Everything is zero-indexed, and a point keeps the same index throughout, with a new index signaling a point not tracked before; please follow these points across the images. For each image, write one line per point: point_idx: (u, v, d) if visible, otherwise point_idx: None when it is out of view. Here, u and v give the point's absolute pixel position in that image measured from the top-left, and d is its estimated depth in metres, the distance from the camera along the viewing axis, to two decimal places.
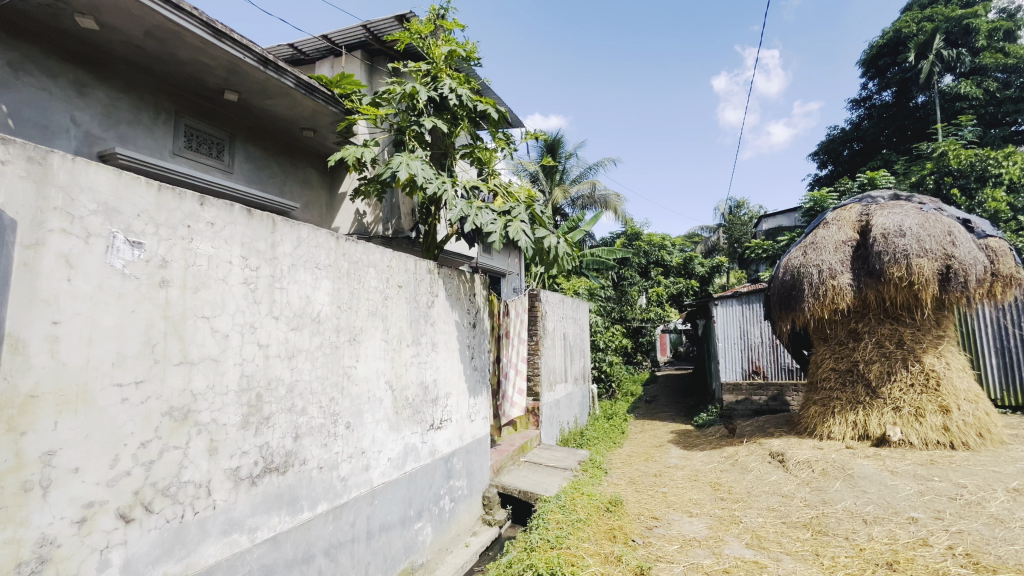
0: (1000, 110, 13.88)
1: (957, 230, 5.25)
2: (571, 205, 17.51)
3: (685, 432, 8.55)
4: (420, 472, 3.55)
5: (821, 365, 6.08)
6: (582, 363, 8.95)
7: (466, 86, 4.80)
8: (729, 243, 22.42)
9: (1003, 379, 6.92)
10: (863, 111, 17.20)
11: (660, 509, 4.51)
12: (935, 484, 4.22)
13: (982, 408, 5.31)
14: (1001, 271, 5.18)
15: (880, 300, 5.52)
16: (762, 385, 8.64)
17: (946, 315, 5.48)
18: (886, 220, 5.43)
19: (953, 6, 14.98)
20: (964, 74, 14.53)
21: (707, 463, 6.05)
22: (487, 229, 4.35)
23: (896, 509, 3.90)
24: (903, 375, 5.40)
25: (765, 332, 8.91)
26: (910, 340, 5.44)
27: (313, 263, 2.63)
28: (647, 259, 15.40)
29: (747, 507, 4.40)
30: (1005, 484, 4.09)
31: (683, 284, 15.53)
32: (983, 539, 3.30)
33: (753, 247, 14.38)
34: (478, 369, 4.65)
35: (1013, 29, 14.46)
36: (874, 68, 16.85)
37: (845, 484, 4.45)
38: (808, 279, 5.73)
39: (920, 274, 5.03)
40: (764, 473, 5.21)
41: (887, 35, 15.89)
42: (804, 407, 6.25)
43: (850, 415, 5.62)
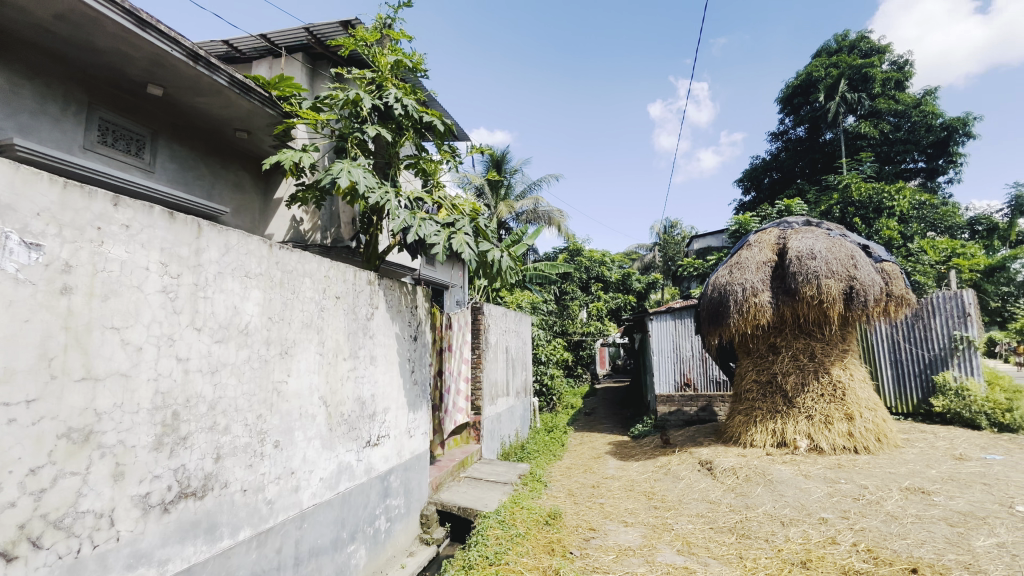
0: (892, 150, 15.72)
1: (859, 255, 5.83)
2: (515, 219, 17.75)
3: (622, 443, 8.81)
4: (354, 492, 3.39)
5: (745, 377, 6.51)
6: (524, 376, 9.01)
7: (412, 96, 4.77)
8: (664, 262, 23.59)
9: (896, 389, 7.71)
10: (781, 144, 18.83)
11: (597, 520, 4.59)
12: (842, 486, 4.61)
13: (881, 415, 5.87)
14: (895, 292, 5.77)
15: (795, 317, 6.01)
16: (692, 397, 9.11)
17: (850, 331, 6.06)
18: (800, 243, 5.93)
19: (854, 56, 16.82)
20: (864, 116, 16.22)
21: (642, 473, 6.26)
22: (430, 241, 4.30)
23: (809, 511, 4.21)
24: (815, 386, 5.90)
25: (695, 345, 9.43)
26: (820, 353, 5.95)
27: (242, 271, 2.48)
28: (588, 274, 16.19)
29: (679, 515, 4.58)
30: (899, 484, 4.53)
31: (622, 299, 16.14)
32: (882, 535, 3.64)
33: (686, 265, 15.24)
34: (419, 383, 4.55)
35: (902, 79, 16.43)
36: (789, 106, 18.49)
37: (766, 489, 4.74)
38: (733, 296, 6.12)
39: (828, 293, 5.55)
40: (694, 480, 5.46)
41: (801, 77, 17.58)
42: (730, 416, 6.65)
43: (770, 424, 6.04)
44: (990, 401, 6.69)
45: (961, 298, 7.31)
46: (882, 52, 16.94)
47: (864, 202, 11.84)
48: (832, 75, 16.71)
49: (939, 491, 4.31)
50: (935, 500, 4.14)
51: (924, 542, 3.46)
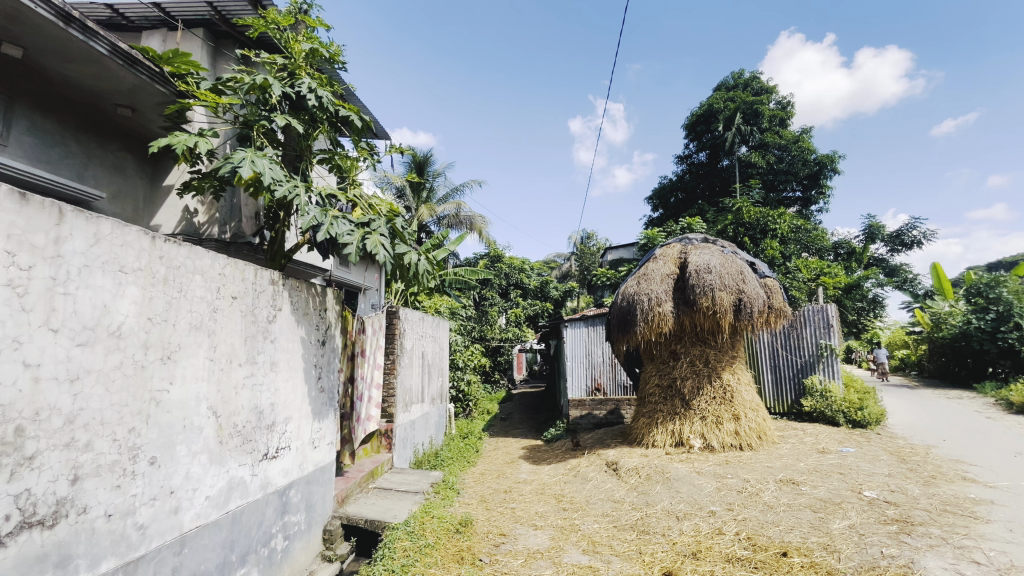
0: (776, 179, 17.77)
1: (746, 270, 6.47)
2: (436, 222, 17.53)
3: (536, 447, 8.99)
4: (247, 510, 3.10)
5: (649, 382, 6.94)
6: (441, 382, 8.88)
7: (328, 88, 4.54)
8: (580, 271, 24.57)
9: (775, 391, 8.65)
10: (685, 167, 20.49)
11: (507, 525, 4.62)
12: (729, 480, 5.06)
13: (762, 415, 6.53)
14: (775, 305, 6.48)
15: (693, 325, 6.53)
16: (602, 400, 9.54)
17: (739, 339, 6.70)
18: (698, 258, 6.46)
19: (748, 92, 18.74)
20: (754, 147, 18.10)
21: (552, 476, 6.42)
22: (342, 240, 4.10)
23: (700, 504, 4.58)
24: (708, 389, 6.44)
25: (606, 351, 9.91)
26: (713, 359, 6.51)
27: (116, 265, 2.18)
28: (508, 280, 16.44)
29: (585, 515, 4.75)
30: (775, 476, 5.08)
31: (540, 305, 16.55)
32: (760, 523, 4.04)
33: (600, 275, 15.99)
34: (326, 390, 4.29)
35: (785, 117, 18.63)
36: (693, 132, 20.20)
37: (664, 486, 5.08)
38: (640, 305, 6.51)
39: (720, 304, 6.10)
40: (601, 481, 5.70)
41: (703, 107, 19.28)
42: (635, 419, 7.05)
43: (669, 425, 6.49)
44: (846, 401, 7.75)
45: (826, 311, 8.40)
46: (770, 91, 19.07)
47: (753, 223, 13.23)
48: (729, 108, 18.48)
49: (806, 482, 4.88)
50: (802, 490, 4.69)
51: (793, 527, 3.90)
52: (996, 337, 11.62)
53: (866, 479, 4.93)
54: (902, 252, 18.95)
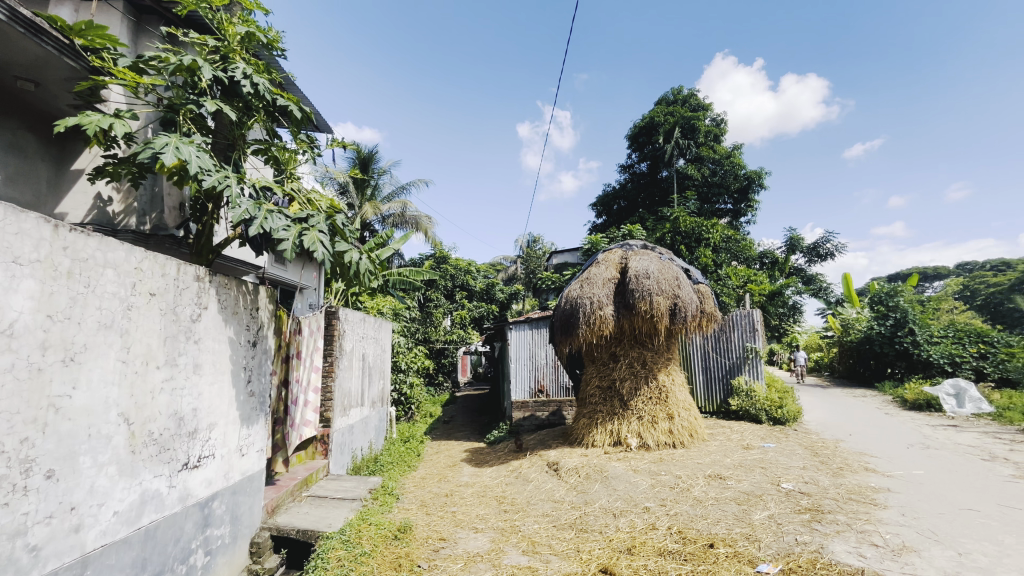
0: (710, 191, 18.84)
1: (682, 276, 6.80)
2: (381, 221, 17.09)
3: (478, 449, 8.97)
4: (162, 525, 2.86)
5: (590, 383, 7.12)
6: (382, 385, 8.65)
7: (265, 75, 4.30)
8: (526, 274, 24.84)
9: (705, 391, 9.15)
10: (628, 176, 21.27)
11: (447, 529, 4.56)
12: (662, 477, 5.29)
13: (694, 414, 6.88)
14: (707, 310, 6.84)
15: (632, 329, 6.76)
16: (545, 402, 9.68)
17: (674, 342, 7.02)
18: (638, 264, 6.71)
19: (686, 108, 19.75)
20: (691, 160, 19.08)
21: (494, 478, 6.43)
22: (278, 236, 3.88)
23: (635, 501, 4.74)
24: (645, 389, 6.70)
25: (549, 354, 10.07)
26: (650, 361, 6.78)
27: (8, 255, 1.94)
28: (453, 281, 16.33)
29: (526, 516, 4.79)
30: (704, 472, 5.36)
31: (485, 308, 16.55)
32: (690, 517, 4.24)
33: (545, 278, 16.25)
34: (256, 394, 4.05)
35: (720, 133, 19.80)
36: (635, 143, 21.00)
37: (602, 485, 5.22)
38: (583, 308, 6.66)
39: (657, 308, 6.37)
40: (541, 482, 5.77)
41: (644, 119, 20.10)
42: (576, 419, 7.21)
43: (609, 425, 6.69)
44: (768, 400, 8.32)
45: (752, 316, 8.98)
46: (706, 108, 20.19)
47: (688, 232, 13.96)
48: (669, 121, 19.37)
49: (732, 476, 5.20)
50: (728, 484, 4.99)
51: (719, 519, 4.13)
52: (893, 340, 12.94)
53: (784, 472, 5.32)
54: (818, 262, 20.67)
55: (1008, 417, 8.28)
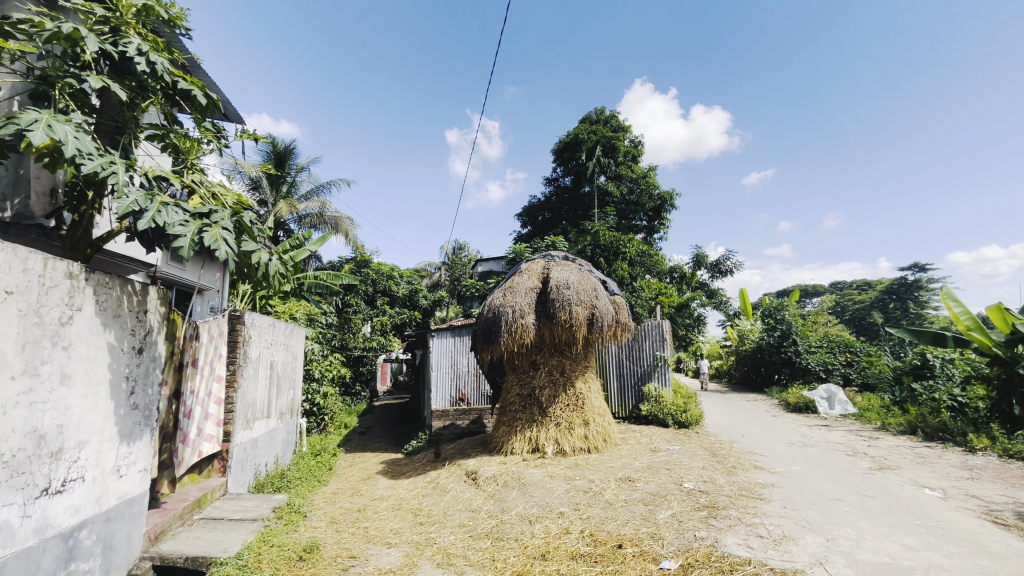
0: (628, 208, 19.94)
1: (599, 288, 7.09)
2: (297, 221, 16.12)
3: (395, 461, 8.71)
4: (12, 562, 2.45)
5: (510, 391, 7.20)
6: (292, 395, 8.11)
7: (165, 55, 3.91)
8: (451, 281, 24.62)
9: (619, 397, 9.63)
10: (552, 189, 21.94)
11: (358, 546, 4.35)
12: (577, 482, 5.45)
13: (608, 419, 7.18)
14: (622, 320, 7.15)
15: (552, 337, 6.93)
16: (465, 410, 9.63)
17: (591, 351, 7.29)
18: (559, 274, 6.92)
19: (608, 128, 20.81)
20: (611, 177, 20.10)
21: (411, 490, 6.26)
22: (173, 231, 3.51)
23: (551, 506, 4.84)
24: (563, 397, 6.90)
25: (471, 362, 10.03)
26: (568, 370, 7.00)
27: None
28: (374, 287, 15.79)
29: (443, 528, 4.71)
30: (616, 475, 5.61)
31: (407, 314, 15.79)
32: (601, 520, 4.41)
33: (470, 285, 16.22)
34: (141, 407, 3.61)
35: (637, 154, 21.08)
36: (560, 158, 21.73)
37: (519, 492, 5.27)
38: (505, 316, 6.72)
39: (576, 318, 6.58)
40: (459, 492, 5.71)
41: (569, 136, 20.89)
42: (495, 428, 7.24)
43: (527, 432, 6.80)
44: (674, 405, 8.92)
45: (662, 326, 9.62)
46: (625, 130, 21.43)
47: (607, 245, 14.66)
48: (592, 139, 20.28)
49: (640, 478, 5.49)
50: (637, 485, 5.26)
51: (627, 520, 4.32)
52: (779, 349, 14.45)
53: (686, 472, 5.71)
54: (719, 278, 22.60)
55: (867, 417, 9.57)
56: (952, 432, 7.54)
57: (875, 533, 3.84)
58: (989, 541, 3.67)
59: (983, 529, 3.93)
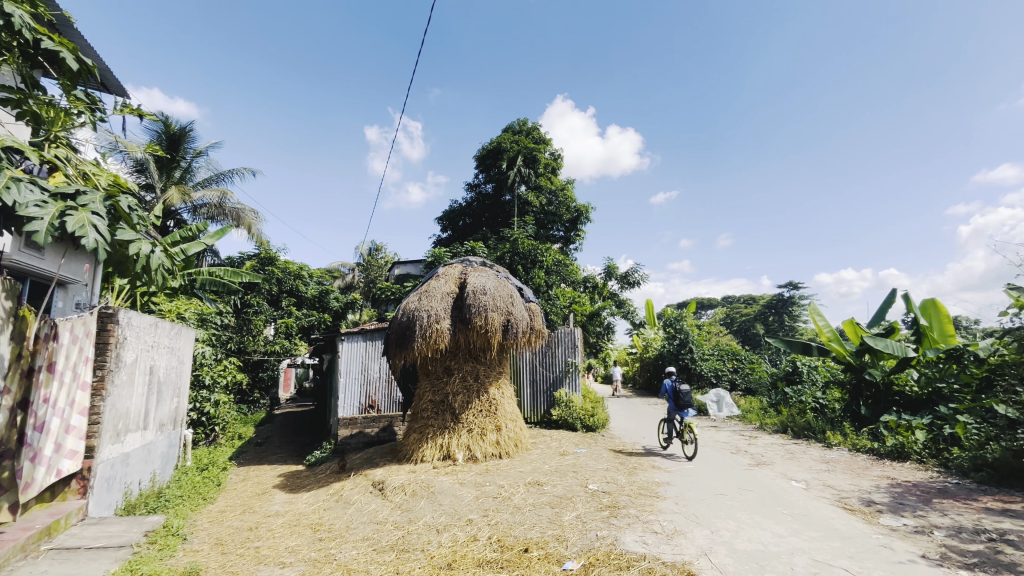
0: (547, 218, 20.53)
1: (516, 294, 7.17)
2: (191, 211, 14.57)
3: (294, 473, 8.15)
4: None
5: (422, 397, 7.05)
6: (175, 404, 7.27)
7: (25, 7, 3.34)
8: (365, 283, 23.68)
9: (531, 403, 9.84)
10: (474, 195, 21.99)
11: (247, 568, 3.99)
12: (486, 488, 5.45)
13: (520, 424, 7.27)
14: (537, 326, 7.25)
15: (466, 343, 6.89)
16: (374, 418, 9.26)
17: (505, 357, 7.36)
18: (476, 280, 6.91)
19: (529, 140, 21.32)
20: (531, 187, 20.57)
21: (310, 504, 5.87)
22: (25, 213, 3.00)
23: (459, 514, 4.79)
24: (475, 402, 6.89)
25: (383, 367, 9.67)
26: (482, 375, 7.00)
27: None
28: (279, 286, 14.71)
29: (344, 543, 4.46)
30: (524, 480, 5.70)
31: (316, 317, 15.02)
32: (508, 525, 4.44)
33: (386, 288, 15.71)
34: None
35: (557, 166, 21.81)
36: (483, 165, 21.87)
37: (428, 501, 5.15)
38: (420, 321, 6.57)
39: (492, 324, 6.60)
40: (364, 504, 5.45)
41: (492, 144, 21.12)
42: (406, 435, 7.05)
43: (439, 439, 6.70)
44: (583, 409, 9.28)
45: (574, 334, 9.88)
46: (547, 142, 22.10)
47: (525, 254, 14.99)
48: (514, 149, 20.66)
49: (548, 482, 5.63)
50: (544, 489, 5.38)
51: (534, 524, 4.40)
52: (677, 356, 15.76)
53: (591, 474, 5.95)
54: (628, 289, 24.00)
55: (749, 418, 10.67)
56: (814, 430, 8.64)
57: (751, 523, 4.26)
58: (839, 525, 4.23)
59: (835, 514, 4.53)
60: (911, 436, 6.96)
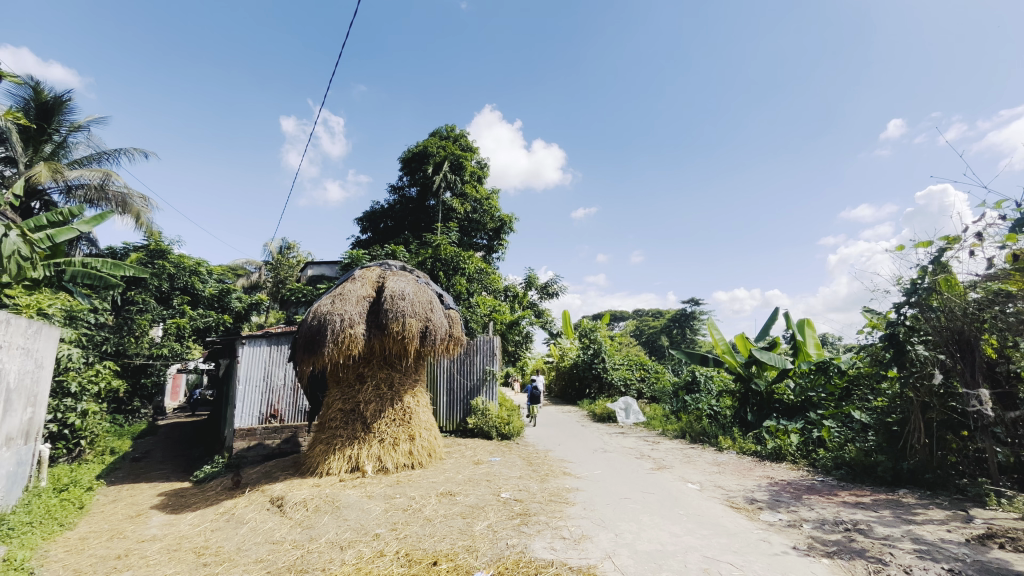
0: (471, 226, 20.55)
1: (435, 300, 7.04)
2: (64, 193, 12.70)
3: (178, 491, 7.34)
4: None
5: (331, 406, 6.67)
6: (28, 415, 6.23)
7: None
8: (273, 284, 22.23)
9: (447, 411, 9.71)
10: (397, 197, 21.46)
11: None
12: (396, 500, 5.26)
13: (434, 433, 7.13)
14: (455, 334, 7.17)
15: (381, 349, 6.65)
16: (277, 429, 8.60)
17: (422, 364, 7.20)
18: (395, 284, 6.71)
19: (457, 146, 21.25)
20: (456, 194, 20.49)
21: (195, 525, 5.29)
22: None
23: (365, 529, 4.56)
24: (389, 411, 6.66)
25: (288, 374, 9.02)
26: (397, 383, 6.79)
27: None
28: (171, 282, 13.23)
29: (233, 567, 4.07)
30: (436, 490, 5.58)
31: (214, 318, 13.44)
32: (418, 538, 4.31)
33: (296, 289, 14.77)
34: None
35: (483, 175, 21.94)
36: (408, 168, 21.43)
37: (332, 516, 4.86)
38: (331, 325, 6.22)
39: (409, 330, 6.43)
40: (259, 522, 5.02)
41: (417, 147, 20.79)
42: (311, 446, 6.64)
43: (347, 450, 6.38)
44: (498, 417, 9.34)
45: (493, 342, 9.93)
46: (474, 151, 22.17)
47: (447, 260, 14.86)
48: (440, 154, 20.46)
49: (461, 491, 5.56)
50: (456, 499, 5.31)
51: (444, 536, 4.31)
52: (590, 366, 16.43)
53: (504, 482, 5.98)
54: (547, 299, 24.65)
55: (652, 424, 11.37)
56: (708, 435, 9.38)
57: (651, 524, 4.51)
58: (727, 522, 4.62)
59: (724, 513, 4.94)
60: (787, 439, 7.82)
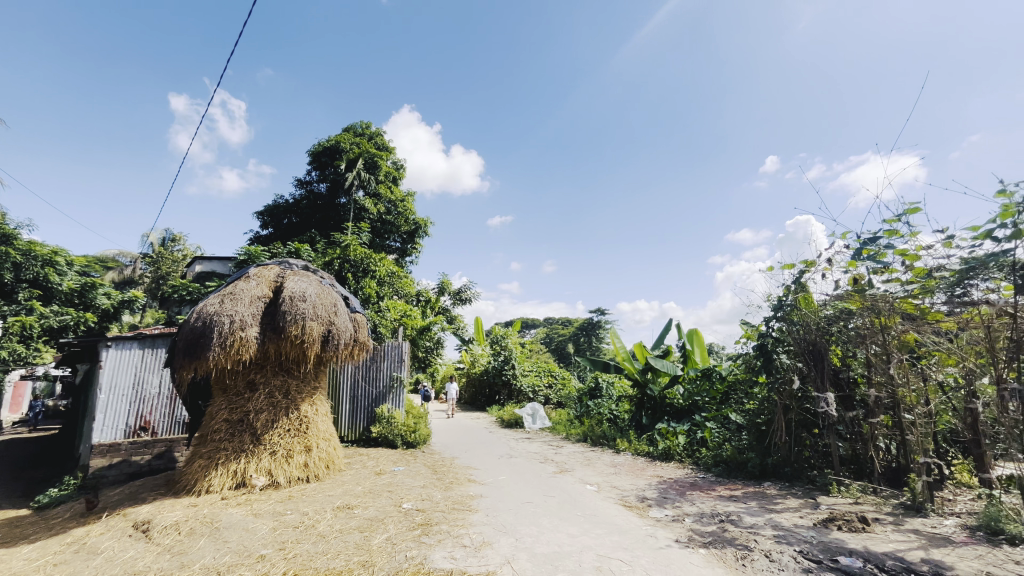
0: (383, 228, 19.92)
1: (340, 303, 6.68)
2: None
3: (11, 520, 6.19)
4: None
5: (215, 416, 6.03)
6: None
7: None
8: (152, 280, 19.98)
9: (349, 419, 9.26)
10: (304, 192, 20.23)
11: None
12: (286, 518, 4.88)
13: (334, 444, 6.74)
14: (361, 339, 6.84)
15: (277, 354, 6.17)
16: (147, 443, 7.62)
17: (322, 370, 6.80)
18: (295, 285, 6.28)
19: (372, 144, 20.56)
20: (369, 194, 19.73)
21: (32, 560, 4.49)
22: None
23: (248, 551, 4.18)
24: (283, 421, 6.18)
25: (164, 381, 8.03)
26: (293, 391, 6.34)
27: None
28: (15, 272, 11.21)
29: None
30: (332, 505, 5.26)
31: (72, 315, 11.59)
32: (309, 556, 4.03)
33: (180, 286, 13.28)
34: None
35: (398, 176, 21.43)
36: (317, 162, 20.29)
37: (209, 539, 4.38)
38: (219, 327, 5.66)
39: (310, 333, 6.04)
40: (118, 551, 4.39)
41: (329, 142, 19.80)
42: (188, 462, 5.96)
43: (232, 465, 5.82)
44: (404, 425, 9.05)
45: (401, 347, 9.65)
46: (389, 150, 21.61)
47: (357, 262, 14.24)
48: (354, 150, 19.64)
49: (359, 504, 5.30)
50: (354, 512, 5.05)
51: (338, 552, 4.08)
52: (500, 373, 16.62)
53: (406, 492, 5.82)
54: (459, 305, 24.55)
55: (557, 429, 11.76)
56: (608, 438, 9.90)
57: (550, 527, 4.64)
58: (619, 521, 4.89)
59: (617, 512, 5.23)
60: (675, 440, 8.48)
